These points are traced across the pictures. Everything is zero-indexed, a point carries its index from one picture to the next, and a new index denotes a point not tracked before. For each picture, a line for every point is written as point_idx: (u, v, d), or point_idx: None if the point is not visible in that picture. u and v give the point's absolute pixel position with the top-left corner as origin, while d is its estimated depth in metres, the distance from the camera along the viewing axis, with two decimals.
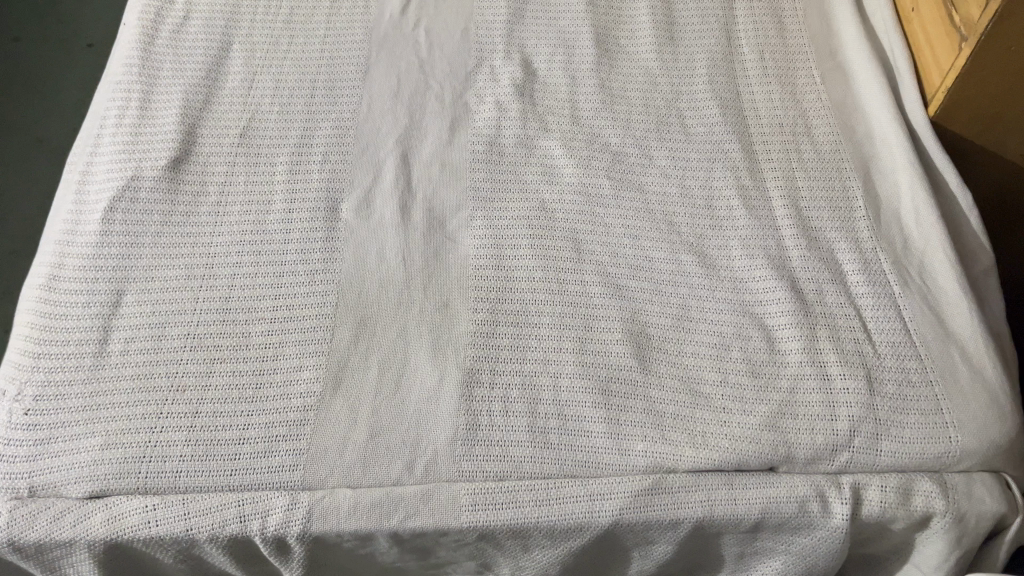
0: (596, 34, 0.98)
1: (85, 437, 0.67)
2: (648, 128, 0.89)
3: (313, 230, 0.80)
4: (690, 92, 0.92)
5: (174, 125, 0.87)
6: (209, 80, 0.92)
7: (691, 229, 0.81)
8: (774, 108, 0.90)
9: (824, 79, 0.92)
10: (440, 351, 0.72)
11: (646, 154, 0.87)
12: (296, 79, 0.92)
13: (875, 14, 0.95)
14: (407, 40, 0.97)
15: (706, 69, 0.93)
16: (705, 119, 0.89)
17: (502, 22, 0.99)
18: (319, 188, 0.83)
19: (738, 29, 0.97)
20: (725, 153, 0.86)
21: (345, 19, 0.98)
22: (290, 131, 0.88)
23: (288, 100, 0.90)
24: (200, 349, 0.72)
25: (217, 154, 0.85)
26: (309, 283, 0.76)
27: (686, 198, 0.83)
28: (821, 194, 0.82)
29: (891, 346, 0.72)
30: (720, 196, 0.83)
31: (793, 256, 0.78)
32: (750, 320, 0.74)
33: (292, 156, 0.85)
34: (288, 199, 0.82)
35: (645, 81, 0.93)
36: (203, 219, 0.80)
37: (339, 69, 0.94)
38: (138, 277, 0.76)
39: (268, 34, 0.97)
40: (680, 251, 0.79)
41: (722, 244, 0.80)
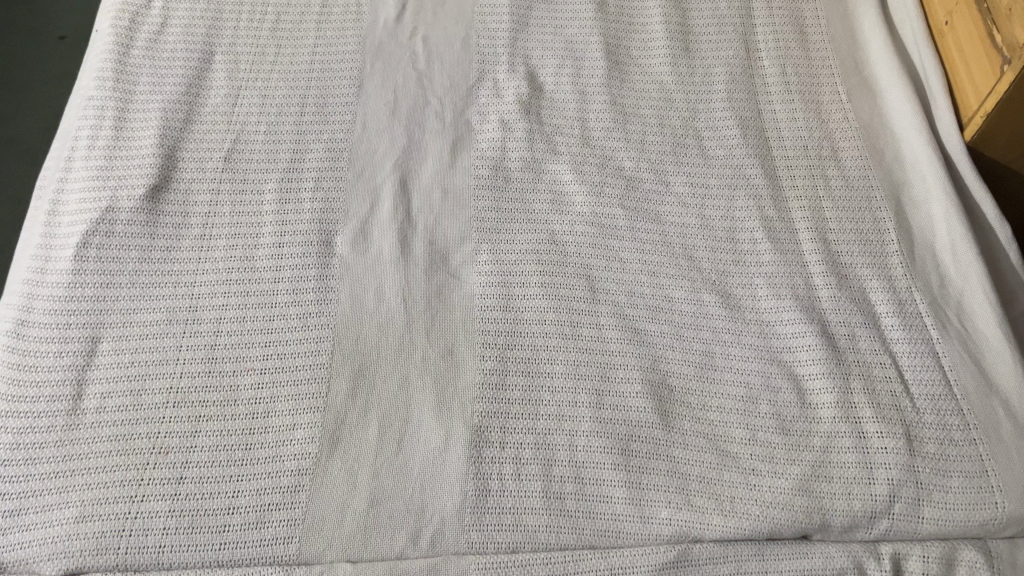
0: (606, 45, 0.91)
1: (58, 507, 0.61)
2: (663, 149, 0.83)
3: (306, 267, 0.74)
4: (707, 110, 0.86)
5: (152, 147, 0.80)
6: (190, 96, 0.85)
7: (713, 264, 0.75)
8: (798, 129, 0.84)
9: (850, 95, 0.86)
10: (445, 405, 0.67)
11: (662, 179, 0.81)
12: (284, 95, 0.86)
13: (905, 25, 0.90)
14: (403, 50, 0.90)
15: (724, 85, 0.87)
16: (723, 140, 0.83)
17: (506, 30, 0.92)
18: (311, 219, 0.77)
19: (757, 39, 0.91)
20: (747, 179, 0.80)
21: (335, 27, 0.92)
22: (279, 154, 0.81)
23: (276, 119, 0.84)
24: (183, 405, 0.66)
25: (200, 180, 0.78)
26: (301, 328, 0.70)
27: (706, 229, 0.77)
28: (851, 227, 0.77)
29: (931, 400, 0.67)
30: (743, 228, 0.77)
31: (822, 296, 0.73)
32: (779, 369, 0.69)
33: (281, 182, 0.79)
34: (278, 231, 0.76)
35: (660, 97, 0.87)
36: (185, 255, 0.74)
37: (331, 83, 0.87)
38: (114, 322, 0.70)
39: (252, 43, 0.90)
40: (702, 290, 0.73)
41: (747, 282, 0.74)
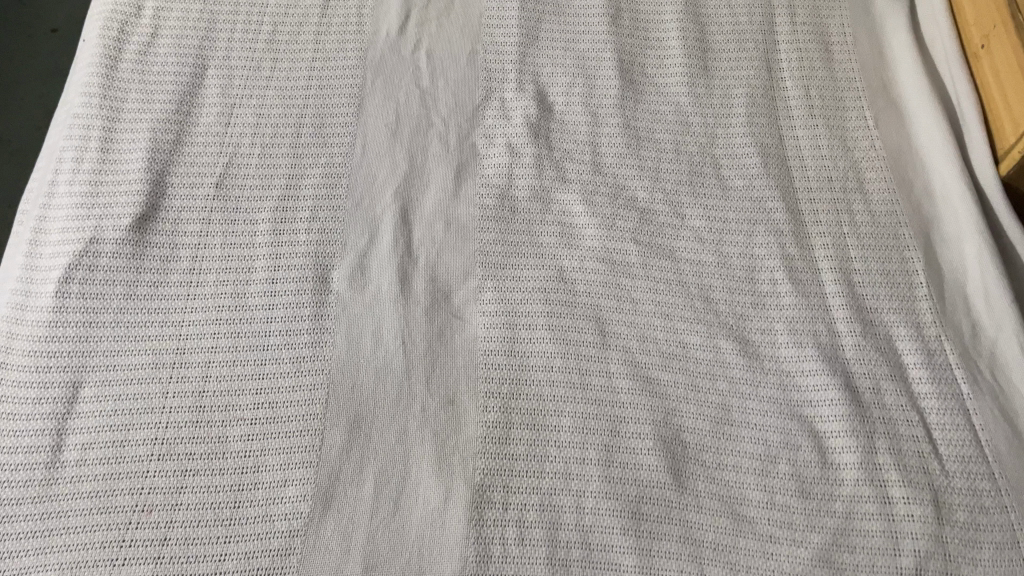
0: (619, 62, 0.86)
1: (35, 570, 0.58)
2: (679, 179, 0.79)
3: (300, 306, 0.70)
4: (726, 136, 0.81)
5: (140, 172, 0.76)
6: (180, 115, 0.80)
7: (730, 307, 0.71)
8: (822, 157, 0.79)
9: (877, 119, 0.81)
10: (445, 461, 0.63)
11: (677, 212, 0.77)
12: (280, 113, 0.81)
13: (936, 44, 0.84)
14: (406, 66, 0.85)
15: (745, 108, 0.83)
16: (743, 170, 0.79)
17: (514, 45, 0.87)
18: (307, 252, 0.73)
19: (780, 58, 0.86)
20: (767, 213, 0.76)
21: (334, 39, 0.87)
22: (273, 179, 0.77)
23: (271, 140, 0.79)
24: (169, 458, 0.63)
25: (190, 208, 0.74)
26: (295, 374, 0.66)
27: (724, 269, 0.73)
28: (878, 267, 0.73)
29: (961, 462, 0.63)
30: (762, 267, 0.73)
31: (846, 344, 0.69)
32: (798, 425, 0.65)
33: (276, 211, 0.75)
34: (271, 266, 0.72)
35: (676, 120, 0.82)
36: (173, 291, 0.70)
37: (330, 101, 0.83)
38: (97, 366, 0.66)
39: (247, 56, 0.85)
40: (718, 336, 0.69)
41: (766, 328, 0.70)
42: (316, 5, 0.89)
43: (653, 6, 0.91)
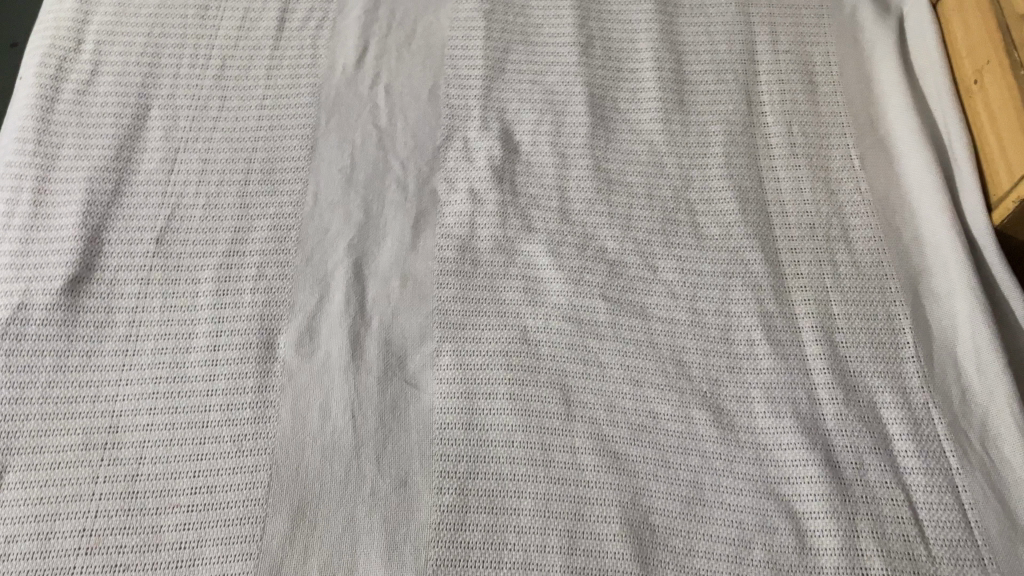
0: (590, 96, 0.81)
1: None
2: (651, 227, 0.74)
3: (243, 376, 0.65)
4: (702, 178, 0.76)
5: (74, 227, 0.71)
6: (120, 162, 0.75)
7: (704, 372, 0.66)
8: (804, 202, 0.74)
9: (863, 160, 0.76)
10: (395, 551, 0.59)
11: (649, 264, 0.72)
12: (227, 158, 0.76)
13: (927, 76, 0.80)
14: (363, 103, 0.80)
15: (723, 146, 0.78)
16: (720, 216, 0.74)
17: (478, 78, 0.82)
18: (251, 315, 0.68)
19: (761, 90, 0.81)
20: (745, 264, 0.71)
21: (287, 74, 0.82)
22: (218, 233, 0.72)
23: (216, 189, 0.74)
24: (98, 552, 0.58)
25: (127, 267, 0.69)
26: (236, 454, 0.62)
27: (698, 328, 0.68)
28: (862, 325, 0.68)
29: (949, 546, 0.59)
30: (739, 325, 0.68)
31: (827, 413, 0.64)
32: (775, 505, 0.61)
33: (220, 269, 0.70)
34: (213, 331, 0.67)
35: (650, 161, 0.77)
36: (106, 361, 0.65)
37: (281, 144, 0.78)
38: (23, 447, 0.61)
39: (194, 94, 0.80)
40: (691, 404, 0.65)
41: (741, 394, 0.65)
42: (268, 36, 0.84)
43: (627, 33, 0.85)
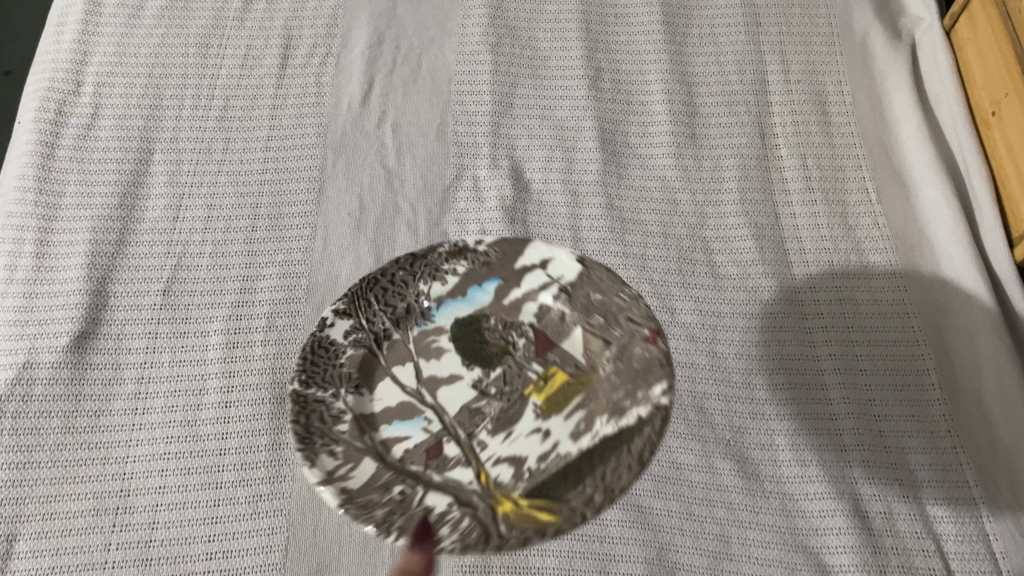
0: (600, 131, 0.80)
1: None
2: (667, 267, 0.72)
3: (257, 433, 0.64)
4: (717, 215, 0.75)
5: (79, 281, 0.69)
6: (124, 210, 0.74)
7: (726, 419, 0.65)
8: (822, 238, 0.73)
9: (881, 192, 0.75)
10: None
11: (667, 306, 0.70)
12: (233, 203, 0.75)
13: (942, 106, 0.78)
14: (369, 142, 0.79)
15: (738, 181, 0.76)
16: (737, 254, 0.73)
17: (486, 114, 0.81)
18: (263, 369, 0.67)
19: (774, 122, 0.80)
20: (764, 305, 0.70)
21: (292, 114, 0.80)
22: (226, 283, 0.70)
23: (223, 236, 0.73)
24: None
25: (134, 321, 0.68)
26: (251, 516, 0.60)
27: (719, 372, 0.67)
28: (885, 366, 0.67)
29: None
30: (760, 369, 0.67)
31: (853, 460, 0.63)
32: (803, 558, 0.60)
33: (229, 320, 0.69)
34: (224, 387, 0.65)
35: (663, 197, 0.76)
36: (116, 421, 0.64)
37: (287, 187, 0.76)
38: (33, 514, 0.60)
39: (197, 136, 0.78)
40: (714, 453, 0.64)
41: (765, 441, 0.64)
42: (271, 74, 0.82)
43: (636, 64, 0.84)
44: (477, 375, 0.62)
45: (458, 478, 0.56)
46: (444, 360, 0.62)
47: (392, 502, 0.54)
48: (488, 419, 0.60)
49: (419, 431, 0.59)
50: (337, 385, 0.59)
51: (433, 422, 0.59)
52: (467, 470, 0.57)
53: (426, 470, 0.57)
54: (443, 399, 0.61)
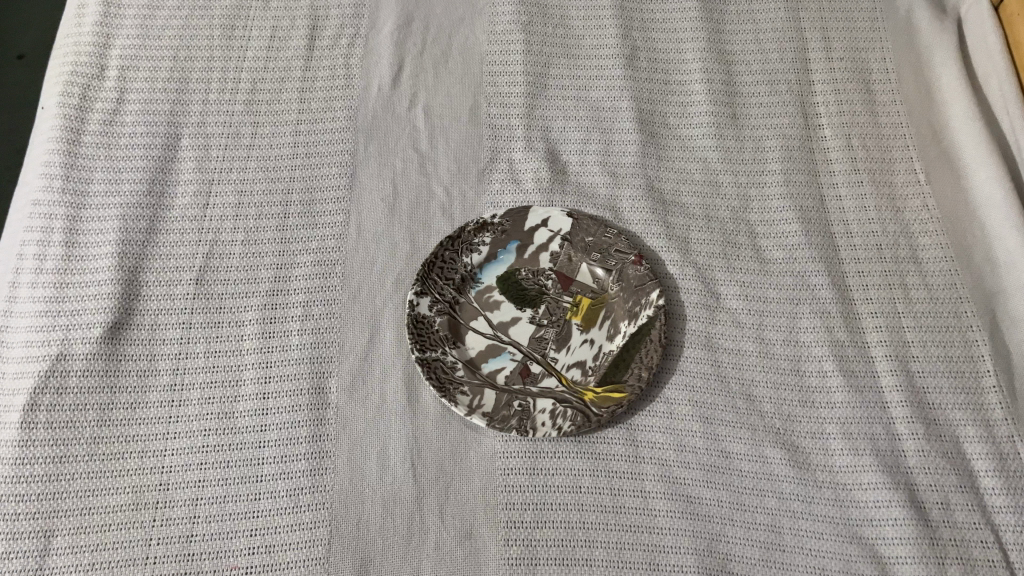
0: (638, 112, 0.78)
1: None
2: (711, 251, 0.71)
3: (297, 425, 0.62)
4: (761, 197, 0.73)
5: (111, 270, 0.68)
6: (154, 197, 0.72)
7: (775, 407, 0.64)
8: (868, 221, 0.71)
9: (929, 174, 0.73)
10: None
11: (712, 291, 0.69)
12: (264, 189, 0.73)
13: (991, 82, 0.76)
14: (401, 126, 0.77)
15: (781, 163, 0.74)
16: (782, 238, 0.71)
17: (520, 95, 0.79)
18: (300, 359, 0.65)
19: (817, 101, 0.77)
20: (812, 290, 0.68)
21: (321, 97, 0.78)
22: (260, 271, 0.69)
23: (254, 223, 0.71)
24: None
25: (167, 311, 0.67)
26: (293, 510, 0.59)
27: (767, 359, 0.66)
28: (938, 352, 0.65)
29: None
30: (809, 356, 0.65)
31: (907, 449, 0.61)
32: (859, 550, 0.58)
33: (264, 310, 0.67)
34: (261, 378, 0.64)
35: (704, 180, 0.74)
36: (152, 413, 0.62)
37: (318, 172, 0.74)
38: (71, 509, 0.59)
39: (225, 121, 0.77)
40: (764, 442, 0.62)
41: (816, 430, 0.63)
42: (298, 56, 0.80)
43: (673, 42, 0.82)
44: (531, 312, 0.68)
45: (549, 386, 0.64)
46: (503, 307, 0.68)
47: (517, 414, 0.62)
48: (550, 344, 0.67)
49: (511, 361, 0.66)
50: (442, 346, 0.65)
51: (518, 351, 0.66)
52: (552, 377, 0.65)
53: (525, 387, 0.64)
54: (516, 334, 0.67)
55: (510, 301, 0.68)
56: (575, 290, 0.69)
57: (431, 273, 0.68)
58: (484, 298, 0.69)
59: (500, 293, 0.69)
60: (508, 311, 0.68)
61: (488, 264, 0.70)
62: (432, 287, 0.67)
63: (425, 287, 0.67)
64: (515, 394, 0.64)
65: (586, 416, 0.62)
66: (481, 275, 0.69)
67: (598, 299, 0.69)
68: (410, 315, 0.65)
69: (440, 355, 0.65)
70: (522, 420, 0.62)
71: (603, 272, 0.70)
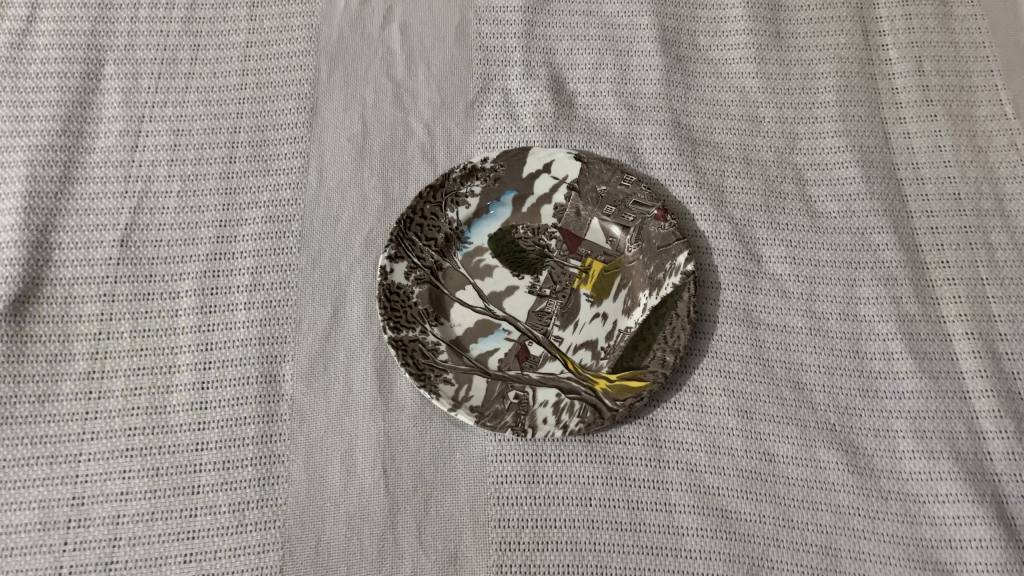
0: (660, 30, 0.64)
1: None
2: (750, 201, 0.58)
3: (242, 423, 0.51)
4: (811, 135, 0.60)
5: (16, 230, 0.55)
6: (70, 138, 0.59)
7: (830, 398, 0.52)
8: (943, 164, 0.58)
9: (1018, 106, 0.59)
10: None
11: (751, 252, 0.56)
12: (206, 128, 0.60)
13: None
14: (372, 48, 0.63)
15: (836, 92, 0.61)
16: (837, 187, 0.58)
17: (518, 10, 0.65)
18: (247, 339, 0.53)
19: (880, 16, 0.63)
20: (874, 251, 0.56)
21: (275, 13, 0.64)
22: (199, 230, 0.57)
23: (193, 170, 0.59)
24: None
25: (85, 281, 0.54)
26: (236, 530, 0.48)
27: (820, 337, 0.53)
28: None
29: None
30: (872, 334, 0.53)
31: (994, 451, 0.50)
32: None
33: (204, 278, 0.55)
34: (200, 364, 0.52)
35: (742, 113, 0.61)
36: (65, 409, 0.51)
37: (272, 106, 0.61)
38: None
39: (159, 44, 0.63)
40: (817, 442, 0.50)
41: (881, 427, 0.51)
42: None
43: None
44: (529, 281, 0.56)
45: (552, 373, 0.52)
46: (495, 274, 0.56)
47: (513, 408, 0.51)
48: (554, 320, 0.55)
49: (505, 341, 0.54)
50: (422, 322, 0.53)
51: (514, 329, 0.54)
52: (555, 362, 0.53)
53: (523, 373, 0.52)
54: (512, 308, 0.55)
55: (504, 267, 0.56)
56: (584, 251, 0.57)
57: (408, 231, 0.55)
58: (472, 263, 0.56)
59: (492, 257, 0.56)
60: (502, 279, 0.56)
61: (478, 222, 0.57)
62: (409, 249, 0.55)
63: (400, 249, 0.54)
64: (511, 382, 0.52)
65: (598, 410, 0.50)
66: (469, 234, 0.57)
67: (612, 264, 0.56)
68: (382, 285, 0.53)
69: (418, 334, 0.53)
70: (519, 416, 0.50)
71: (618, 230, 0.57)
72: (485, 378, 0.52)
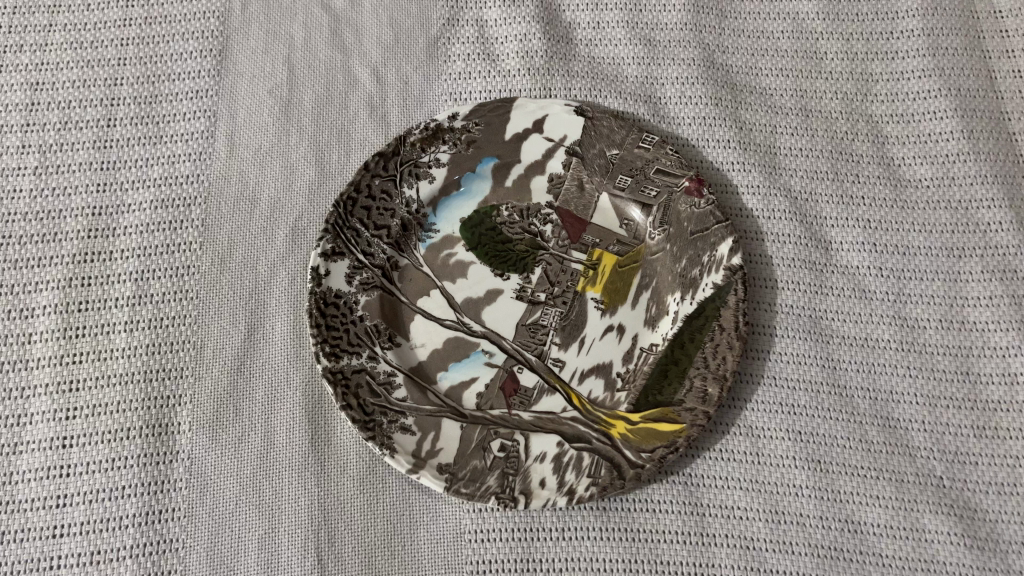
0: None
1: None
2: (812, 167, 0.43)
3: (119, 496, 0.36)
4: (889, 76, 0.45)
5: None
6: None
7: (933, 441, 0.38)
8: None
9: None
10: None
11: (815, 236, 0.42)
12: (77, 81, 0.45)
13: None
14: None
15: (920, 18, 0.46)
16: (928, 146, 0.43)
17: None
18: (128, 374, 0.38)
19: None
20: (983, 233, 0.41)
21: None
22: (64, 223, 0.42)
23: (57, 139, 0.43)
24: None
25: None
26: None
27: (914, 353, 0.39)
28: None
29: None
30: (985, 348, 0.39)
31: None
32: None
33: (70, 289, 0.40)
34: (62, 411, 0.38)
35: (796, 48, 0.46)
36: None
37: (166, 49, 0.45)
38: None
39: None
40: (918, 504, 0.36)
41: (1006, 481, 0.37)
42: None
43: None
44: (517, 282, 0.41)
45: (552, 412, 0.38)
46: (471, 273, 0.41)
47: (500, 465, 0.36)
48: (553, 337, 0.40)
49: (487, 368, 0.39)
50: (370, 342, 0.38)
51: (498, 351, 0.39)
52: (555, 397, 0.38)
53: (511, 413, 0.38)
54: (495, 321, 0.40)
55: (483, 264, 0.41)
56: (590, 240, 0.42)
57: (350, 216, 0.40)
58: (440, 260, 0.41)
59: (467, 250, 0.42)
60: (481, 281, 0.41)
61: (446, 201, 0.42)
62: (352, 241, 0.40)
63: (339, 242, 0.39)
64: (495, 427, 0.37)
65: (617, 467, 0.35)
66: (434, 219, 0.42)
67: (630, 257, 0.41)
68: (313, 292, 0.38)
69: (366, 363, 0.37)
70: (507, 478, 0.35)
71: (638, 213, 0.42)
72: (459, 422, 0.37)
